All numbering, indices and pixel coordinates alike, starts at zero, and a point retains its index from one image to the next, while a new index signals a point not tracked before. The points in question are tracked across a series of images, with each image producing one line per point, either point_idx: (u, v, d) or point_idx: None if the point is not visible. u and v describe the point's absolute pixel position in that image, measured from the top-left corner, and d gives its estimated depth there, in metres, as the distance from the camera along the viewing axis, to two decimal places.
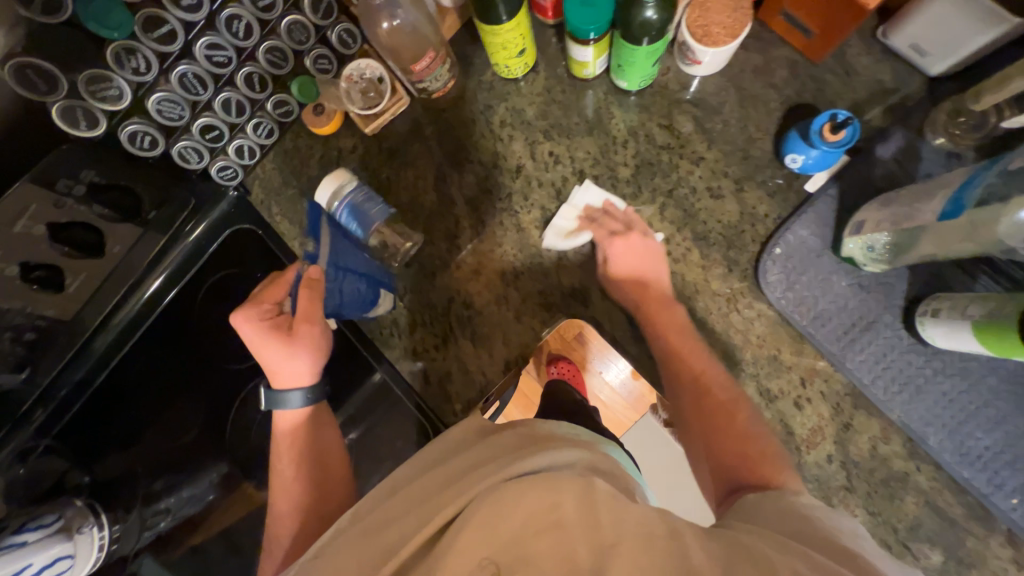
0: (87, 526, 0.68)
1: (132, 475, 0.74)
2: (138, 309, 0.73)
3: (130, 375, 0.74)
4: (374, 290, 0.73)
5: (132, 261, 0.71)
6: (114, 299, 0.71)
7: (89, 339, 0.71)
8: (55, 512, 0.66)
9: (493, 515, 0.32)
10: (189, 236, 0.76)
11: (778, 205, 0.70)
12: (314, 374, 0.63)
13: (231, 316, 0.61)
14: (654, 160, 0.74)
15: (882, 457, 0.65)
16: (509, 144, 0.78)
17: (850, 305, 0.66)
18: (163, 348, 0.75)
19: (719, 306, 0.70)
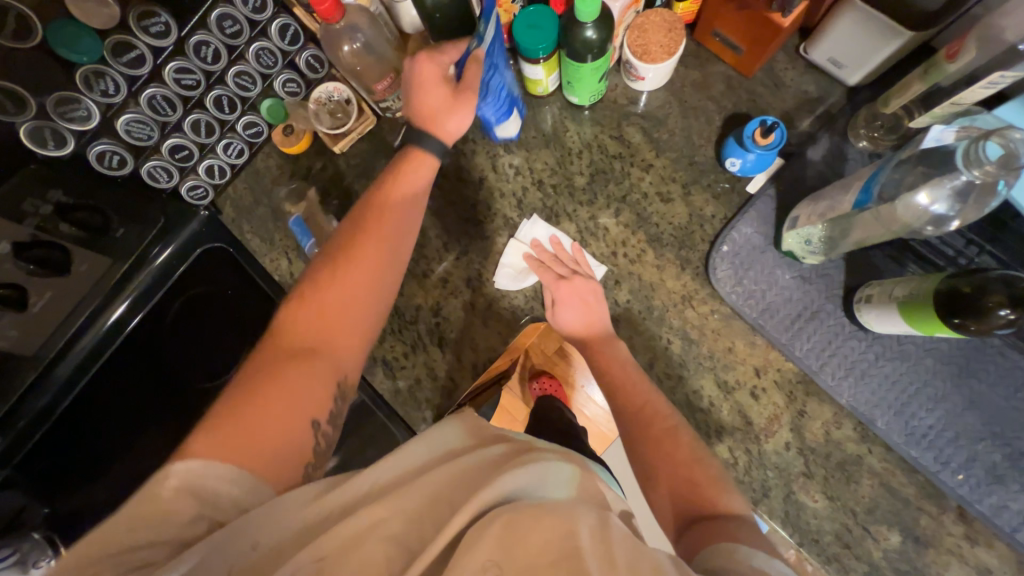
0: (42, 560, 0.67)
1: (95, 506, 0.73)
2: (101, 336, 0.71)
3: (95, 404, 0.73)
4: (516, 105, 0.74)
5: (94, 284, 0.70)
6: (74, 326, 0.69)
7: (49, 368, 0.68)
8: (10, 546, 0.65)
9: (511, 526, 0.38)
10: (155, 260, 0.74)
11: (723, 206, 0.74)
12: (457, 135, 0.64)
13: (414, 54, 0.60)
14: (607, 168, 0.78)
15: (836, 441, 0.68)
16: (472, 158, 0.82)
17: (795, 296, 0.70)
18: (131, 373, 0.75)
19: (675, 303, 0.74)
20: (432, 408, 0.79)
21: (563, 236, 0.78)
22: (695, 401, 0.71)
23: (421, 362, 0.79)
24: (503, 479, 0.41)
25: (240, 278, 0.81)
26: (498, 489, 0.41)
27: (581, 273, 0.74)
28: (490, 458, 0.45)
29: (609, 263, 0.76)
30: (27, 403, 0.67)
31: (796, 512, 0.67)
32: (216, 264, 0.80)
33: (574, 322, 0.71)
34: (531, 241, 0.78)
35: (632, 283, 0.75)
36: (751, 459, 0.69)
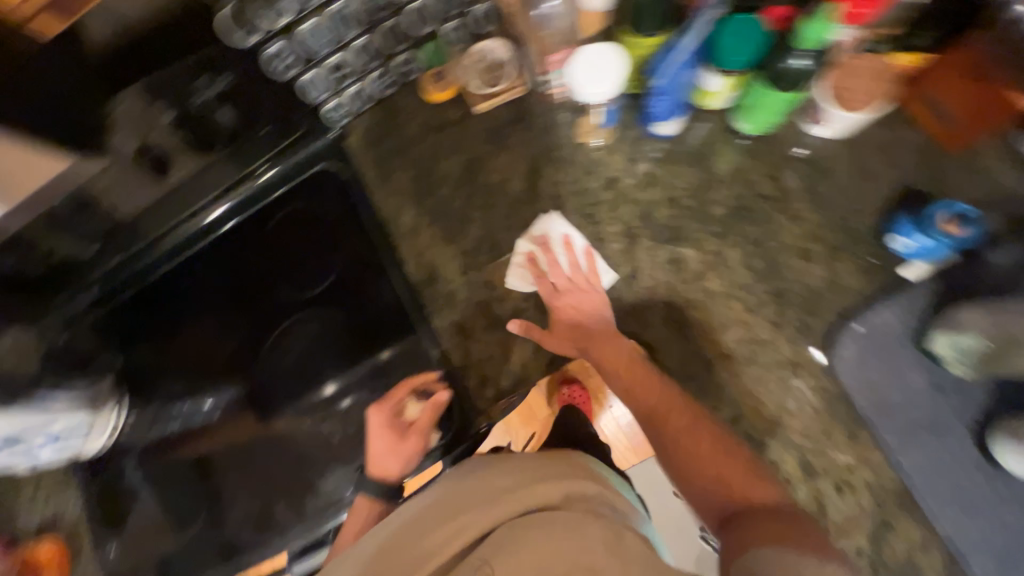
0: (110, 404, 0.87)
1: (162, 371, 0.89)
2: (198, 229, 0.81)
3: (180, 284, 0.84)
4: (681, 103, 0.71)
5: (202, 186, 0.80)
6: (182, 212, 0.80)
7: (159, 238, 0.80)
8: (90, 382, 0.84)
9: (527, 546, 0.42)
10: (258, 177, 0.81)
11: (867, 282, 0.68)
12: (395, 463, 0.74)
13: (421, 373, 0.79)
14: (750, 206, 0.73)
15: (915, 567, 0.62)
16: (609, 156, 0.79)
17: (921, 404, 0.64)
18: (228, 258, 0.85)
19: (780, 367, 0.69)
20: (496, 386, 0.78)
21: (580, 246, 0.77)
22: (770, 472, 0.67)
23: (500, 343, 0.79)
24: (521, 499, 0.47)
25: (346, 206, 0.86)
26: (518, 505, 0.47)
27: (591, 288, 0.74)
28: (511, 479, 0.51)
29: (721, 304, 0.72)
30: (134, 261, 0.80)
31: None
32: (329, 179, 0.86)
33: (574, 329, 0.72)
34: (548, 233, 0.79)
35: (741, 333, 0.71)
36: None
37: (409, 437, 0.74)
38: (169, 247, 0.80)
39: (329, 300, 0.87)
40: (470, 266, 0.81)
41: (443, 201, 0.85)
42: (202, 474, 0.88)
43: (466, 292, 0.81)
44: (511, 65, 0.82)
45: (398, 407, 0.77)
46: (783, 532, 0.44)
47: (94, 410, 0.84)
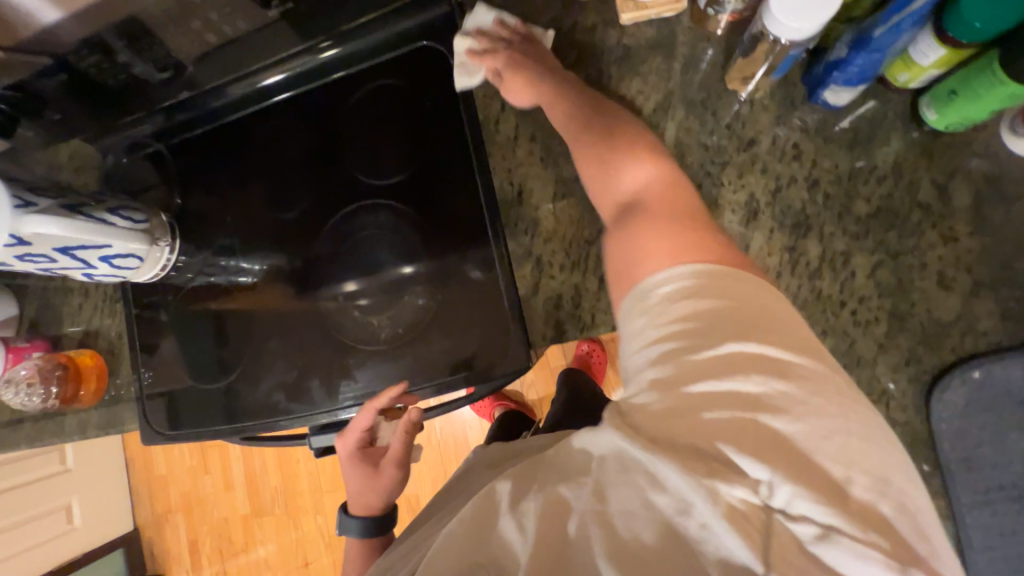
0: (163, 242, 0.83)
1: (215, 218, 0.90)
2: (252, 91, 0.83)
3: (246, 130, 0.87)
4: (877, 69, 0.58)
5: (267, 44, 0.77)
6: (250, 67, 0.80)
7: (228, 84, 0.82)
8: (144, 215, 0.81)
9: (497, 499, 0.45)
10: (321, 53, 0.79)
11: (1004, 331, 0.60)
12: (371, 490, 0.74)
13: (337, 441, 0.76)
14: (901, 212, 0.64)
15: None
16: (756, 112, 0.69)
17: (1012, 467, 0.60)
18: (303, 121, 0.85)
19: (870, 391, 0.63)
20: (557, 328, 0.74)
21: (507, 14, 0.77)
22: None
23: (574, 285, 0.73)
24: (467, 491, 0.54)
25: (445, 96, 0.80)
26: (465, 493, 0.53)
27: (535, 46, 0.74)
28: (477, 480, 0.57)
29: (828, 310, 0.65)
30: (207, 99, 0.84)
31: None
32: (420, 62, 0.80)
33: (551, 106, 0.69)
34: (477, 28, 0.77)
35: (839, 348, 0.64)
36: None
37: (374, 476, 0.74)
38: (238, 94, 0.83)
39: (399, 191, 0.83)
40: (562, 197, 0.74)
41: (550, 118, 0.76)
42: (226, 329, 0.89)
43: (550, 224, 0.75)
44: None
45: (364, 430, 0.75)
46: (712, 262, 0.44)
47: (150, 244, 0.81)
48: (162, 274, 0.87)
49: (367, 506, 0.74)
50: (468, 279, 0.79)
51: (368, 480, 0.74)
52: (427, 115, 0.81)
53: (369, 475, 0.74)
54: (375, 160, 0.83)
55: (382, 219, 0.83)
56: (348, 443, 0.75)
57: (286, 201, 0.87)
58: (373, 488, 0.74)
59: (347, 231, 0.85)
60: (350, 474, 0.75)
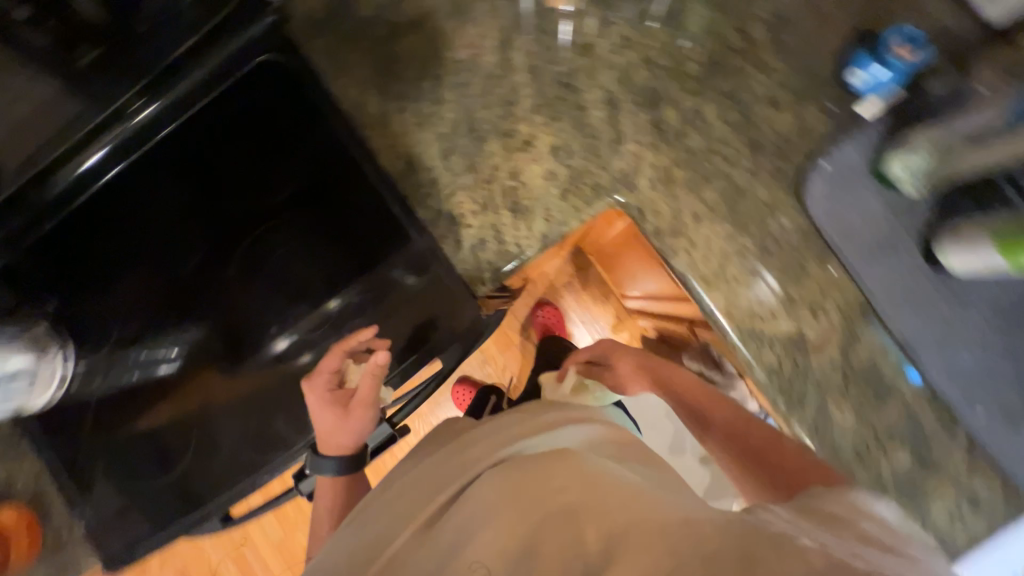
0: (50, 353, 0.76)
1: (102, 318, 0.81)
2: (73, 176, 0.68)
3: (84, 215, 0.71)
4: None
5: (63, 107, 0.66)
6: (57, 149, 0.67)
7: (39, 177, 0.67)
8: (19, 330, 0.72)
9: (551, 490, 0.43)
10: (140, 111, 0.68)
11: (832, 124, 0.72)
12: (339, 430, 0.69)
13: (304, 387, 0.73)
14: (723, 61, 0.74)
15: (877, 368, 0.72)
16: (582, 20, 0.76)
17: (876, 227, 0.70)
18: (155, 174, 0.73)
19: (759, 212, 0.73)
20: (493, 270, 0.79)
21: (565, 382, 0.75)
22: (757, 307, 0.74)
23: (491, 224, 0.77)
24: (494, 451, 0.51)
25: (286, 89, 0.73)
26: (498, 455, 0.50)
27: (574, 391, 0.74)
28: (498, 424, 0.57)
29: (703, 160, 0.74)
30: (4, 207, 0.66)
31: (823, 421, 0.72)
32: (267, 72, 0.71)
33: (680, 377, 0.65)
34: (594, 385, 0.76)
35: (723, 186, 0.74)
36: (795, 370, 0.73)
37: (342, 417, 0.69)
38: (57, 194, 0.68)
39: (302, 242, 0.90)
40: (451, 152, 0.78)
41: (411, 85, 0.78)
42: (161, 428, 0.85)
43: (449, 178, 0.78)
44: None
45: (335, 371, 0.74)
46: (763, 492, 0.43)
47: (38, 359, 0.74)
48: (60, 395, 0.77)
49: (338, 447, 0.69)
50: (405, 283, 0.83)
51: (335, 423, 0.69)
52: (283, 153, 0.79)
53: (338, 419, 0.69)
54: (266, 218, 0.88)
55: (293, 247, 0.91)
56: (318, 382, 0.73)
57: (186, 273, 0.87)
58: (343, 430, 0.68)
59: (258, 268, 0.92)
60: (317, 413, 0.71)
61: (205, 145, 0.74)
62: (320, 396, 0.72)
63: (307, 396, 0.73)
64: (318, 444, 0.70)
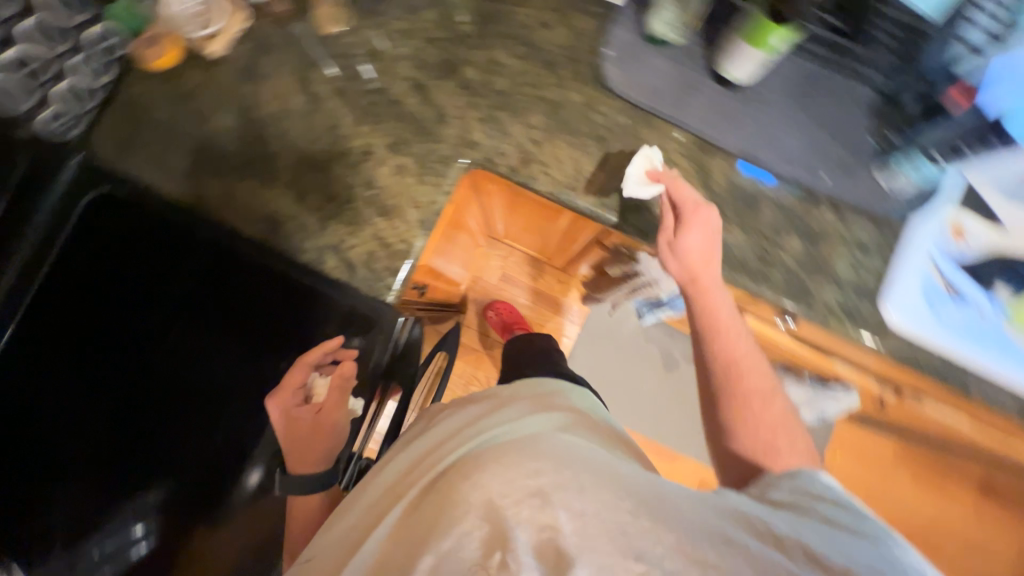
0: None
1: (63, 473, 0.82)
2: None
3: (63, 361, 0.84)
4: None
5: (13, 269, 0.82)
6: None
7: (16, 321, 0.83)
8: None
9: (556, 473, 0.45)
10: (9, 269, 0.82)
11: (597, 20, 0.84)
12: (316, 438, 0.76)
13: (271, 402, 0.76)
14: (490, 12, 0.84)
15: (737, 184, 0.81)
16: (360, 33, 0.84)
17: (674, 77, 0.81)
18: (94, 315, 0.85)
19: (581, 112, 0.82)
20: (394, 274, 0.81)
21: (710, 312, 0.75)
22: (622, 186, 0.81)
23: (371, 236, 0.81)
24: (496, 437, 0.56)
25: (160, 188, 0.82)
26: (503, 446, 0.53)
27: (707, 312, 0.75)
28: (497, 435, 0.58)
29: (516, 94, 0.82)
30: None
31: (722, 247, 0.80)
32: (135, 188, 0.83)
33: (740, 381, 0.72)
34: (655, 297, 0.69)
35: (542, 107, 0.82)
36: None
37: (318, 426, 0.77)
38: None
39: (211, 340, 0.86)
40: (305, 193, 0.81)
41: (240, 155, 0.82)
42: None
43: (314, 216, 0.81)
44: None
45: (302, 387, 0.79)
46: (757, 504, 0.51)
47: None
48: None
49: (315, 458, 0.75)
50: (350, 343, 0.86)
51: (310, 433, 0.76)
52: (161, 259, 0.84)
53: (316, 427, 0.77)
54: (162, 333, 0.85)
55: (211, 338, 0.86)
56: (285, 395, 0.77)
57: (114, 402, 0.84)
58: (322, 439, 0.77)
59: (186, 374, 0.85)
60: (288, 426, 0.76)
61: (112, 291, 0.84)
62: (289, 412, 0.77)
63: (274, 411, 0.76)
64: (292, 455, 0.75)
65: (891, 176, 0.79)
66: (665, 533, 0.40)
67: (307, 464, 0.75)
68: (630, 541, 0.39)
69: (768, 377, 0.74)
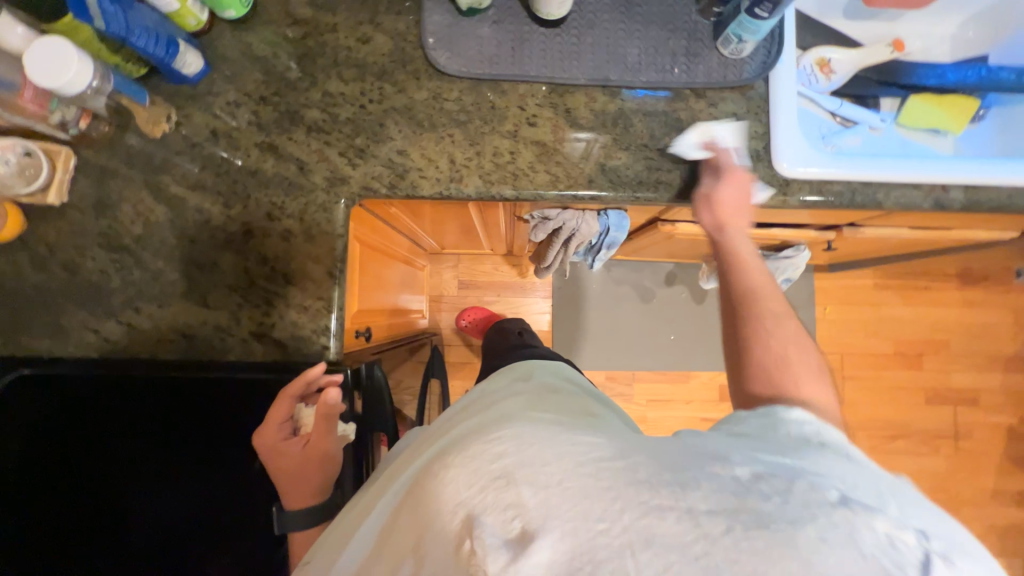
0: None
1: None
2: None
3: (35, 548, 0.73)
4: (167, 33, 0.74)
5: None
6: None
7: None
8: None
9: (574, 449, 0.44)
10: None
11: (409, 16, 0.83)
12: (308, 467, 0.72)
13: (255, 437, 0.71)
14: (306, 50, 0.83)
15: (602, 110, 0.82)
16: (190, 121, 0.81)
17: (500, 37, 0.81)
18: (53, 491, 0.74)
19: (432, 106, 0.82)
20: (326, 333, 0.80)
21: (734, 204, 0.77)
22: (498, 157, 0.81)
23: (287, 307, 0.80)
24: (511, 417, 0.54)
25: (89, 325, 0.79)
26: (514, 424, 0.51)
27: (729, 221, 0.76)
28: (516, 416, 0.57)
29: (364, 115, 0.81)
30: None
31: (613, 172, 0.81)
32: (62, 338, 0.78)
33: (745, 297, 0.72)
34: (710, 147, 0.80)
35: (393, 116, 0.81)
36: (564, 166, 0.81)
37: (310, 456, 0.72)
38: None
39: (184, 477, 0.75)
40: (206, 294, 0.79)
41: (126, 286, 0.79)
42: None
43: (225, 312, 0.79)
44: (11, 117, 0.70)
45: (288, 418, 0.73)
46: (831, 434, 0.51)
47: None
48: None
49: (309, 488, 0.72)
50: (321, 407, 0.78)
51: (302, 464, 0.71)
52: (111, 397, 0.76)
53: (307, 460, 0.72)
54: (129, 491, 0.74)
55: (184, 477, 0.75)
56: (270, 430, 0.72)
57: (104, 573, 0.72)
58: (312, 467, 0.72)
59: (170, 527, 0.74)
60: (276, 461, 0.71)
61: (69, 452, 0.74)
62: (277, 445, 0.71)
63: (258, 444, 0.71)
64: (285, 489, 0.71)
65: (735, 46, 0.79)
66: (623, 489, 0.38)
67: (302, 496, 0.71)
68: (589, 503, 0.38)
69: (782, 299, 0.72)
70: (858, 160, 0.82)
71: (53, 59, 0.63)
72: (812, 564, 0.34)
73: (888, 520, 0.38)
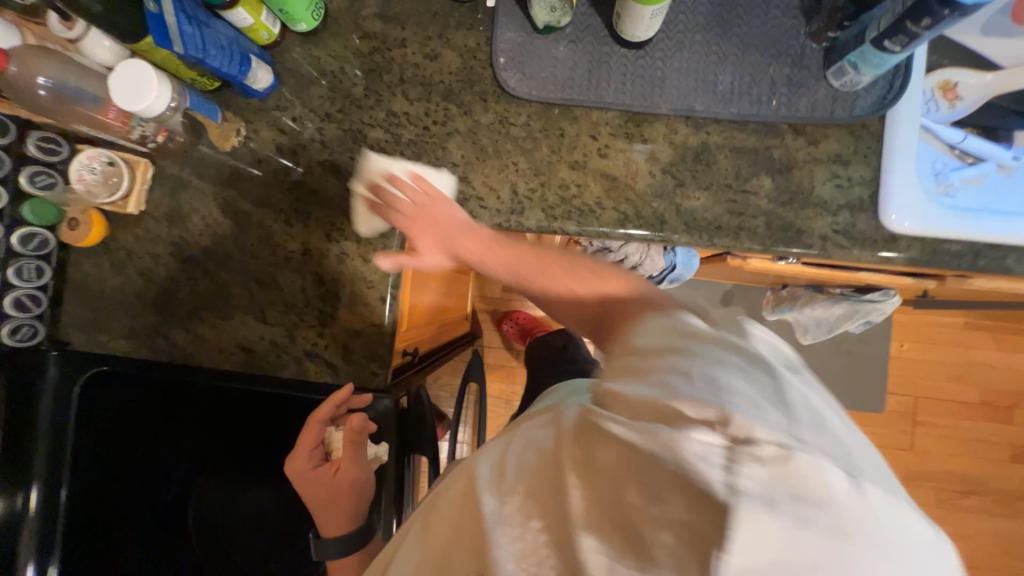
0: None
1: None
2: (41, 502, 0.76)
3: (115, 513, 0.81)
4: (241, 49, 0.73)
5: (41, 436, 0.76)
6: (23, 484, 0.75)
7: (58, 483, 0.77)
8: None
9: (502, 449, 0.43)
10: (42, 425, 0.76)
11: (481, 31, 0.78)
12: (337, 492, 0.73)
13: (286, 466, 0.74)
14: (373, 65, 0.80)
15: (683, 144, 0.74)
16: (258, 135, 0.81)
17: (577, 58, 0.75)
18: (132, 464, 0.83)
19: (498, 131, 0.77)
20: (376, 359, 0.80)
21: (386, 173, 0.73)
22: (564, 191, 0.76)
23: (339, 330, 0.80)
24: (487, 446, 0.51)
25: (163, 330, 0.83)
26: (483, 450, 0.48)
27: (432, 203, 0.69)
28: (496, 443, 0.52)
29: (426, 138, 0.78)
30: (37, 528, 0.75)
31: (689, 215, 0.74)
32: (141, 340, 0.83)
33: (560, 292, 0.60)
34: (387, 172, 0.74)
35: (456, 139, 0.78)
36: (635, 204, 0.75)
37: (340, 479, 0.73)
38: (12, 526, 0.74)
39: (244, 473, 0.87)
40: (265, 309, 0.81)
41: (194, 297, 0.82)
42: None
43: (282, 331, 0.81)
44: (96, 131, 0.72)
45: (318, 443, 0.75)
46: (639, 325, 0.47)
47: None
48: None
49: (342, 512, 0.73)
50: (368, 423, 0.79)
51: (331, 488, 0.73)
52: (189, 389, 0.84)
53: (338, 483, 0.73)
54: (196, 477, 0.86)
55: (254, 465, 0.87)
56: (300, 457, 0.74)
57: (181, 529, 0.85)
58: (345, 490, 0.73)
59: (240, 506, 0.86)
60: (306, 487, 0.73)
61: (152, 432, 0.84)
62: (307, 469, 0.74)
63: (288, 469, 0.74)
64: (318, 515, 0.73)
65: (849, 78, 0.68)
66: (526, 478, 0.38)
67: (335, 522, 0.72)
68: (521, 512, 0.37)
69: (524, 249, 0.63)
70: (986, 218, 0.70)
71: (138, 82, 0.64)
72: (674, 511, 0.31)
73: (744, 419, 0.30)
